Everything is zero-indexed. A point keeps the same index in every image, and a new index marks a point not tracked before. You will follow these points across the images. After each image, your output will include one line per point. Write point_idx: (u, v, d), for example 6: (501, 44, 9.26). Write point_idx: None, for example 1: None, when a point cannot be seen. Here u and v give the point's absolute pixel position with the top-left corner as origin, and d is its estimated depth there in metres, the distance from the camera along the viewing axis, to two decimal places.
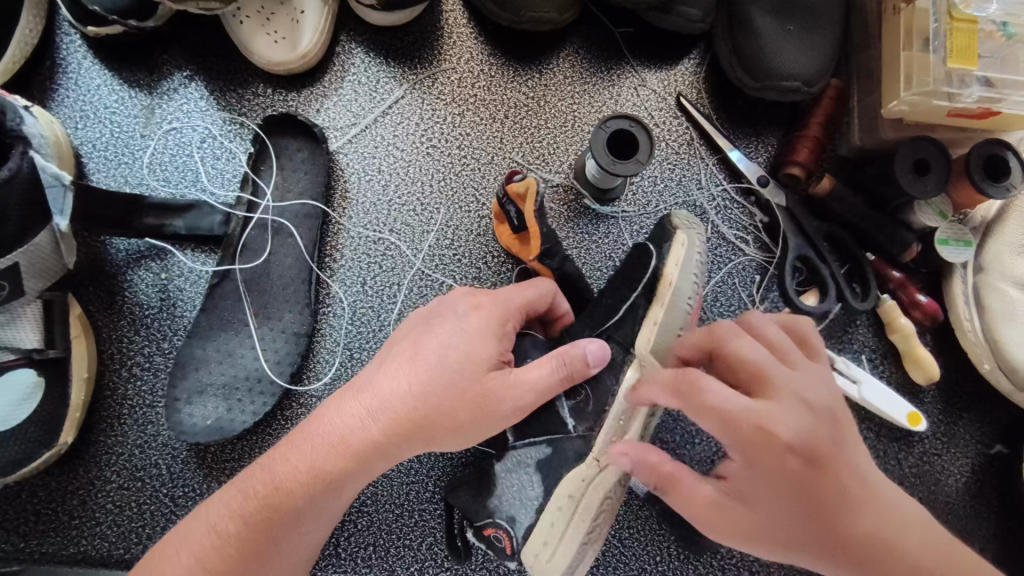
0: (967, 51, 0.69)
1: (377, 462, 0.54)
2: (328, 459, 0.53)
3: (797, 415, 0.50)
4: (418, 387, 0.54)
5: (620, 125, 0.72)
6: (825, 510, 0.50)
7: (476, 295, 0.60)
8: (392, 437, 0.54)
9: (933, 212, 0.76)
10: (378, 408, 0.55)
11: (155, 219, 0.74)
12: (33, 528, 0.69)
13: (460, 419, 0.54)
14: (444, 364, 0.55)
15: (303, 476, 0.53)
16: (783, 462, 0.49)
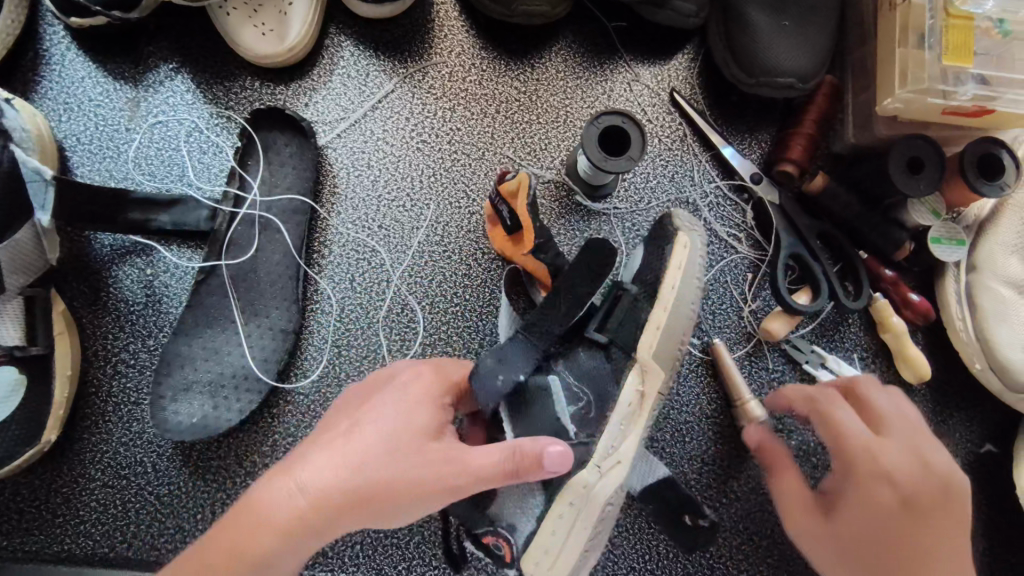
0: (962, 49, 0.69)
1: (302, 545, 0.48)
2: (245, 546, 0.48)
3: (907, 461, 0.59)
4: (354, 464, 0.49)
5: (612, 121, 0.71)
6: (905, 552, 0.57)
7: (422, 374, 0.57)
8: (319, 519, 0.48)
9: (926, 210, 0.75)
10: (307, 484, 0.49)
11: (141, 214, 0.72)
12: (17, 526, 0.68)
13: (403, 503, 0.49)
14: (386, 440, 0.50)
15: (229, 559, 0.48)
16: (888, 495, 0.58)
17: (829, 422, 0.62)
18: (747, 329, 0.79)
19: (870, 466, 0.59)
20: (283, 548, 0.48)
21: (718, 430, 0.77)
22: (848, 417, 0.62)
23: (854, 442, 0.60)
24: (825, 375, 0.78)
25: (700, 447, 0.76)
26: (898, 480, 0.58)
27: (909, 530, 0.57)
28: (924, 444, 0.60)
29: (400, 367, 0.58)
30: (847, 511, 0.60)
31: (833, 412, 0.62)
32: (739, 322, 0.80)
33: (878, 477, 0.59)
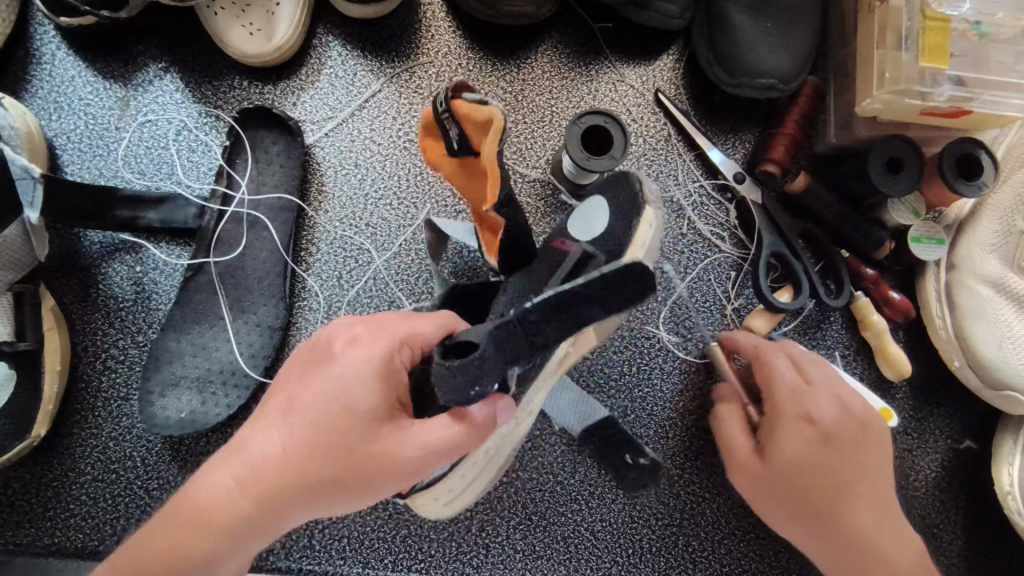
0: (938, 51, 0.71)
1: (252, 535, 0.50)
2: (190, 542, 0.49)
3: (830, 402, 0.64)
4: (294, 450, 0.50)
5: (595, 121, 0.73)
6: (829, 488, 0.61)
7: (361, 337, 0.54)
8: (262, 510, 0.49)
9: (905, 210, 0.77)
10: (247, 477, 0.50)
11: (130, 212, 0.73)
12: (7, 520, 0.69)
13: (351, 478, 0.50)
14: (326, 419, 0.51)
15: (173, 553, 0.49)
16: (814, 432, 0.62)
17: (764, 367, 0.67)
18: (729, 326, 0.80)
19: (795, 407, 0.64)
20: (233, 541, 0.50)
21: (701, 426, 0.78)
22: (780, 363, 0.67)
23: (783, 385, 0.65)
24: None
25: (683, 443, 0.77)
26: (820, 419, 0.63)
27: (833, 465, 0.61)
28: (842, 391, 0.66)
29: (348, 332, 0.56)
30: (775, 448, 0.63)
31: (767, 359, 0.68)
32: (722, 320, 0.81)
33: (802, 417, 0.63)
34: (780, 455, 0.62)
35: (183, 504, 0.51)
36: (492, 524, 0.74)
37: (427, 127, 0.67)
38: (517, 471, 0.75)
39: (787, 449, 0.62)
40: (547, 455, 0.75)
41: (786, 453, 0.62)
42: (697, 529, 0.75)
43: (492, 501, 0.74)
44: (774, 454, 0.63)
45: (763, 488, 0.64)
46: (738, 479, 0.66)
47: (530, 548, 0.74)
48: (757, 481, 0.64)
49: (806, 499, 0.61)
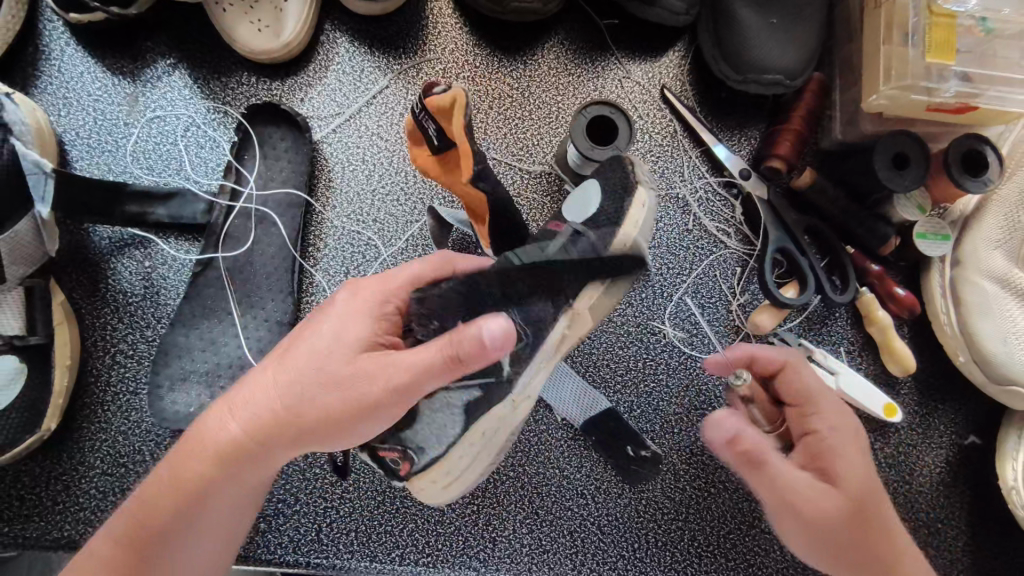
0: (946, 46, 0.71)
1: (242, 461, 0.54)
2: (188, 470, 0.54)
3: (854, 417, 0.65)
4: (282, 383, 0.53)
5: (601, 113, 0.73)
6: (878, 504, 0.61)
7: (358, 284, 0.58)
8: (252, 438, 0.53)
9: (912, 206, 0.77)
10: (242, 408, 0.54)
11: (138, 207, 0.74)
12: (17, 513, 0.70)
13: (330, 411, 0.52)
14: (312, 354, 0.53)
15: (176, 483, 0.54)
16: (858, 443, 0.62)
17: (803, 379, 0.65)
18: (735, 322, 0.81)
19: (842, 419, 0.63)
20: (226, 468, 0.54)
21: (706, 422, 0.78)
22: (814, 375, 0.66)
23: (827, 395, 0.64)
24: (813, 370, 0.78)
25: (688, 438, 0.77)
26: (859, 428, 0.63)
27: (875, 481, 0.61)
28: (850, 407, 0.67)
29: (351, 282, 0.59)
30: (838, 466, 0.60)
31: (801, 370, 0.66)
32: (727, 315, 0.81)
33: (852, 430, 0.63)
34: (846, 478, 0.59)
35: (188, 441, 0.55)
36: (499, 518, 0.74)
37: (414, 136, 0.70)
38: (523, 466, 0.75)
39: (853, 466, 0.60)
40: (553, 450, 0.76)
41: (853, 471, 0.60)
42: (702, 524, 0.76)
43: (499, 495, 0.74)
44: (844, 476, 0.59)
45: (832, 522, 0.58)
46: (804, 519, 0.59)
47: (536, 542, 0.74)
48: (829, 514, 0.58)
49: (871, 520, 0.59)
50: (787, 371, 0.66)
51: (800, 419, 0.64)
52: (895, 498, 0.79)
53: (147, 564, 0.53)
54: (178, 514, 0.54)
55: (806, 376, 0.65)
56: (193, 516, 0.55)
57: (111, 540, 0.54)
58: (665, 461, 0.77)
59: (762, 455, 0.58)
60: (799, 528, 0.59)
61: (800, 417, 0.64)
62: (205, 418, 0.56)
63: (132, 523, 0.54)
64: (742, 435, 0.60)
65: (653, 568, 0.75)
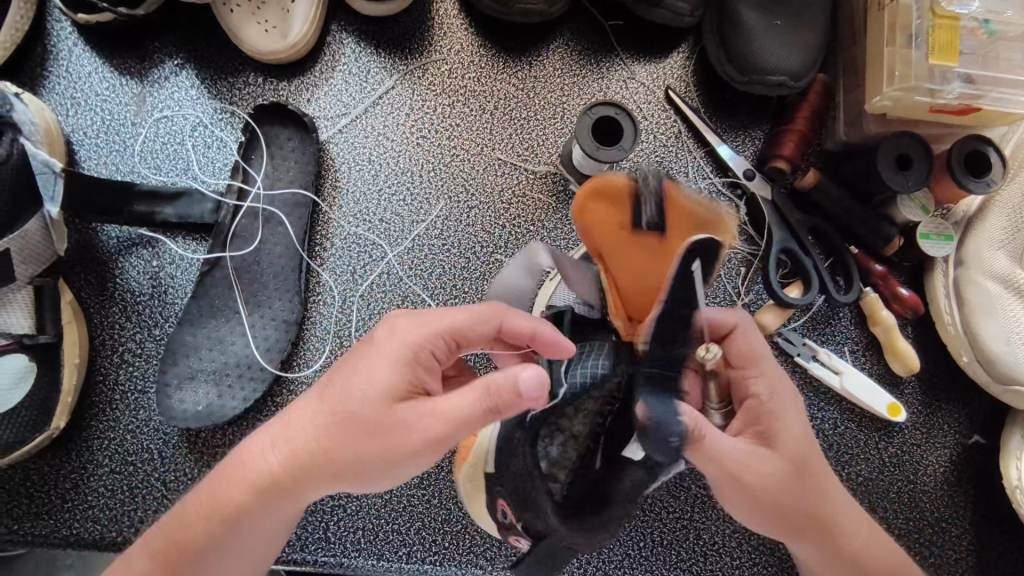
0: (948, 48, 0.71)
1: (277, 497, 0.53)
2: (222, 500, 0.54)
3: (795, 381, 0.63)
4: (321, 421, 0.52)
5: (606, 113, 0.73)
6: (817, 470, 0.59)
7: (404, 321, 0.55)
8: (290, 474, 0.53)
9: (914, 207, 0.77)
10: (281, 441, 0.53)
11: (146, 207, 0.74)
12: (26, 510, 0.70)
13: (367, 457, 0.51)
14: (352, 394, 0.52)
15: (210, 511, 0.54)
16: (797, 408, 0.60)
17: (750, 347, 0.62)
18: None
19: (782, 380, 0.61)
20: (261, 501, 0.53)
21: None
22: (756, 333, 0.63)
23: (766, 355, 0.62)
24: (818, 369, 0.79)
25: None
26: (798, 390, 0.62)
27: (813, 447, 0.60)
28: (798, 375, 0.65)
29: (396, 317, 0.56)
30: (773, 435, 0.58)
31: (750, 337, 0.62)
32: None
33: (789, 391, 0.61)
34: (783, 443, 0.58)
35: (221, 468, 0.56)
36: None
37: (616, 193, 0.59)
38: None
39: (791, 427, 0.59)
40: None
41: (790, 432, 0.58)
42: (707, 523, 0.76)
43: None
44: (780, 439, 0.58)
45: (770, 490, 0.56)
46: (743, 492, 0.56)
47: None
48: (763, 485, 0.56)
49: (809, 482, 0.58)
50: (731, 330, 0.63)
51: (740, 382, 0.62)
52: (899, 497, 0.79)
53: None
54: (210, 541, 0.54)
55: (751, 337, 0.62)
56: (224, 543, 0.54)
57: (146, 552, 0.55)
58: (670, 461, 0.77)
59: (702, 433, 0.53)
60: (740, 498, 0.57)
61: (740, 379, 0.62)
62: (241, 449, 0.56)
63: (167, 545, 0.54)
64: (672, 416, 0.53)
65: (658, 567, 0.75)
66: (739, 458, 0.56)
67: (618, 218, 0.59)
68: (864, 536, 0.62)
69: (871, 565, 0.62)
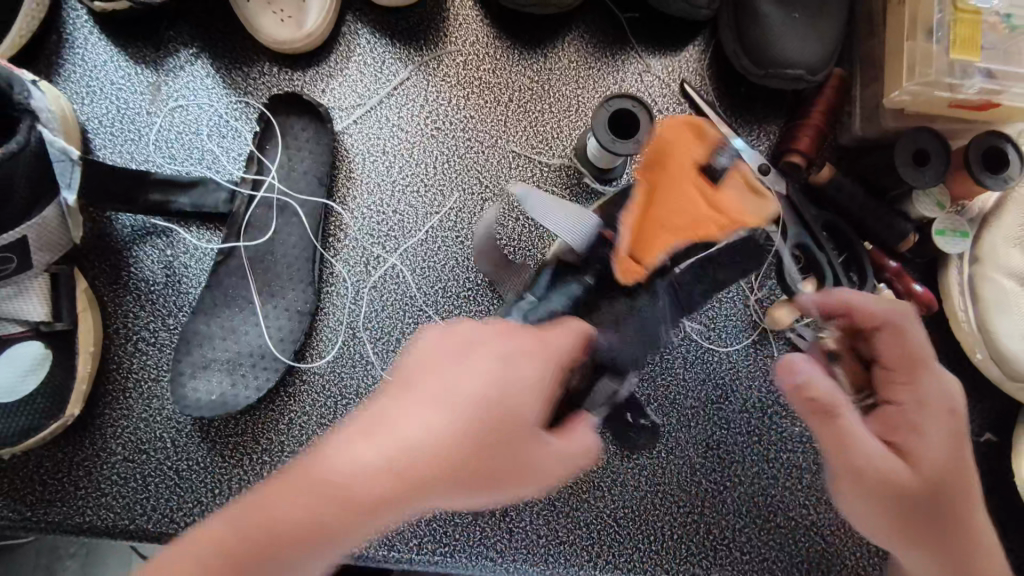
0: (969, 42, 0.71)
1: (386, 514, 0.51)
2: (329, 514, 0.49)
3: (954, 394, 0.63)
4: (456, 436, 0.52)
5: (623, 105, 0.73)
6: (955, 492, 0.60)
7: (520, 335, 0.57)
8: (402, 491, 0.50)
9: (931, 202, 0.77)
10: (398, 454, 0.51)
11: (161, 195, 0.75)
12: (39, 497, 0.70)
13: (501, 467, 0.53)
14: (481, 411, 0.52)
15: (303, 525, 0.49)
16: (947, 422, 0.61)
17: (907, 348, 0.63)
18: (752, 316, 0.81)
19: (935, 394, 0.62)
20: (371, 518, 0.50)
21: (723, 415, 0.79)
22: (918, 341, 0.63)
23: (924, 367, 0.63)
24: None
25: (705, 432, 0.78)
26: (956, 411, 0.62)
27: (960, 464, 0.60)
28: (952, 386, 0.63)
29: (501, 329, 0.57)
30: (919, 447, 0.60)
31: (906, 338, 0.63)
32: (745, 311, 0.81)
33: (942, 407, 0.61)
34: (925, 454, 0.60)
35: (302, 518, 0.49)
36: (516, 510, 0.74)
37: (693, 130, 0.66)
38: None
39: (937, 445, 0.60)
40: None
41: (935, 450, 0.60)
42: (717, 517, 0.76)
43: None
44: (923, 453, 0.60)
45: (901, 495, 0.59)
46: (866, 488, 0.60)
47: (553, 534, 0.74)
48: (891, 489, 0.59)
49: (943, 500, 0.60)
50: (884, 334, 0.64)
51: (886, 384, 0.64)
52: None
53: None
54: (299, 548, 0.49)
55: (904, 341, 0.63)
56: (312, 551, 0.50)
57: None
58: (680, 450, 0.77)
59: (836, 407, 0.59)
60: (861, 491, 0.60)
61: (889, 381, 0.64)
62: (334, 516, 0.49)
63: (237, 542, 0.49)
64: (811, 384, 0.60)
65: (668, 560, 0.75)
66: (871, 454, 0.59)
67: (688, 151, 0.65)
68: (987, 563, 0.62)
69: None
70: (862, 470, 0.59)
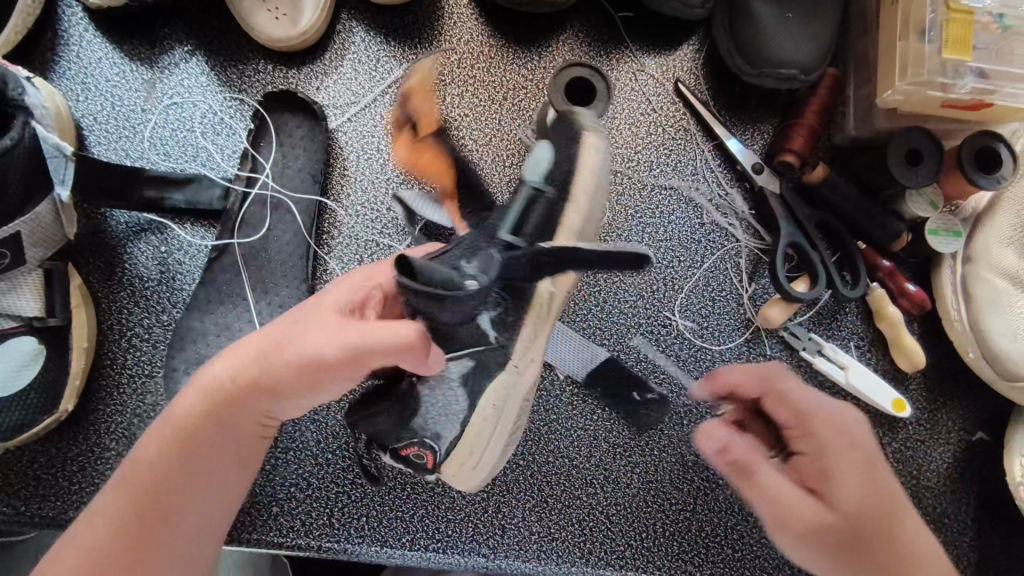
0: (962, 42, 0.71)
1: (228, 407, 0.56)
2: (183, 421, 0.56)
3: (859, 427, 0.64)
4: (282, 328, 0.57)
5: (580, 73, 0.75)
6: (882, 520, 0.59)
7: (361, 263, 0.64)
8: (235, 378, 0.56)
9: (923, 202, 0.77)
10: (235, 359, 0.57)
11: (155, 192, 0.75)
12: (33, 492, 0.70)
13: (314, 341, 0.54)
14: (305, 308, 0.58)
15: (167, 436, 0.55)
16: (856, 451, 0.61)
17: (787, 398, 0.65)
18: (745, 315, 0.81)
19: (836, 434, 0.62)
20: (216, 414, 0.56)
21: None
22: (798, 393, 0.65)
23: (819, 413, 0.63)
24: (824, 365, 0.79)
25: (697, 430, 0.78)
26: (863, 443, 0.62)
27: (880, 488, 0.60)
28: (846, 416, 0.64)
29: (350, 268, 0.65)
30: (838, 493, 0.59)
31: (785, 388, 0.65)
32: (738, 309, 0.81)
33: (845, 442, 0.62)
34: (842, 496, 0.59)
35: (170, 426, 0.56)
36: (508, 507, 0.74)
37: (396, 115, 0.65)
38: (533, 455, 0.76)
39: (850, 484, 0.59)
40: (563, 439, 0.76)
41: (849, 490, 0.59)
42: (710, 515, 0.76)
43: (508, 484, 0.75)
44: (840, 494, 0.59)
45: (826, 539, 0.59)
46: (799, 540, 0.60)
47: (545, 530, 0.74)
48: (816, 532, 0.59)
49: (872, 536, 0.58)
50: (765, 396, 0.66)
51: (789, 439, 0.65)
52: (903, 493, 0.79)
53: (145, 514, 0.53)
54: (169, 460, 0.55)
55: (789, 400, 0.64)
56: (182, 459, 0.55)
57: (100, 524, 0.53)
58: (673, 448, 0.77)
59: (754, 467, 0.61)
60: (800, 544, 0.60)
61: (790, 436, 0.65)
62: (199, 418, 0.56)
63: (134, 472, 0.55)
64: (731, 446, 0.63)
65: (660, 558, 0.75)
66: (783, 501, 0.60)
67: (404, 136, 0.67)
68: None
69: None
70: (781, 521, 0.60)
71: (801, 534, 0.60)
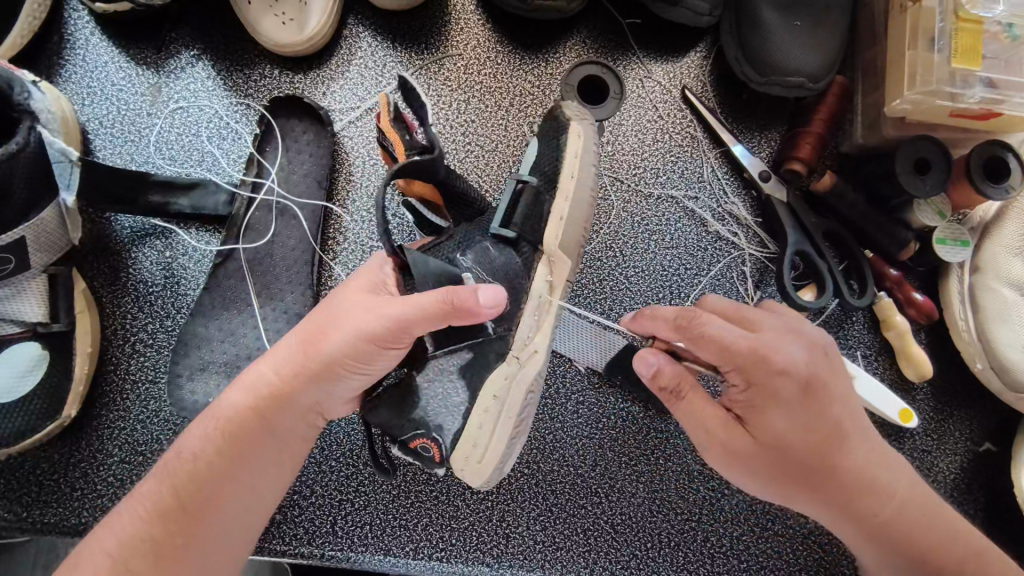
0: (971, 52, 0.70)
1: (280, 410, 0.56)
2: (231, 424, 0.55)
3: (797, 347, 0.59)
4: (319, 331, 0.56)
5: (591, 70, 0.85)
6: (817, 447, 0.58)
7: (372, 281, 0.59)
8: (289, 380, 0.56)
9: (932, 211, 0.77)
10: (279, 360, 0.57)
11: (161, 197, 0.75)
12: (35, 498, 0.70)
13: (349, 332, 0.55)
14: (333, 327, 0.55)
15: (213, 434, 0.55)
16: (786, 381, 0.57)
17: (704, 339, 0.59)
18: None
19: (762, 370, 0.58)
20: (265, 416, 0.56)
21: None
22: (721, 328, 0.59)
23: (740, 347, 0.58)
24: None
25: None
26: (795, 369, 0.57)
27: (813, 417, 0.58)
28: (786, 343, 0.58)
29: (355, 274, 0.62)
30: (757, 422, 0.59)
31: (703, 325, 0.60)
32: None
33: (771, 375, 0.57)
34: (759, 426, 0.59)
35: (212, 421, 0.56)
36: (513, 515, 0.74)
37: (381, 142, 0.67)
38: (538, 464, 0.75)
39: (778, 420, 0.58)
40: (568, 448, 0.76)
41: (775, 426, 0.58)
42: (715, 525, 0.76)
43: (513, 493, 0.75)
44: (761, 430, 0.58)
45: (755, 469, 0.60)
46: (733, 471, 0.61)
47: (550, 539, 0.74)
48: (748, 462, 0.60)
49: (803, 465, 0.58)
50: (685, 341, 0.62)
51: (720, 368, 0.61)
52: None
53: (195, 514, 0.53)
54: (219, 463, 0.54)
55: (716, 340, 0.59)
56: (235, 463, 0.55)
57: (141, 518, 0.52)
58: (679, 456, 0.76)
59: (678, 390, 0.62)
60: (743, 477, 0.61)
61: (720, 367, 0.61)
62: (243, 416, 0.55)
63: (173, 474, 0.54)
64: (662, 370, 0.62)
65: (665, 568, 0.74)
66: (710, 432, 0.61)
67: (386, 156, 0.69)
68: (895, 503, 0.60)
69: (913, 524, 0.60)
70: (710, 449, 0.62)
71: (731, 465, 0.61)
